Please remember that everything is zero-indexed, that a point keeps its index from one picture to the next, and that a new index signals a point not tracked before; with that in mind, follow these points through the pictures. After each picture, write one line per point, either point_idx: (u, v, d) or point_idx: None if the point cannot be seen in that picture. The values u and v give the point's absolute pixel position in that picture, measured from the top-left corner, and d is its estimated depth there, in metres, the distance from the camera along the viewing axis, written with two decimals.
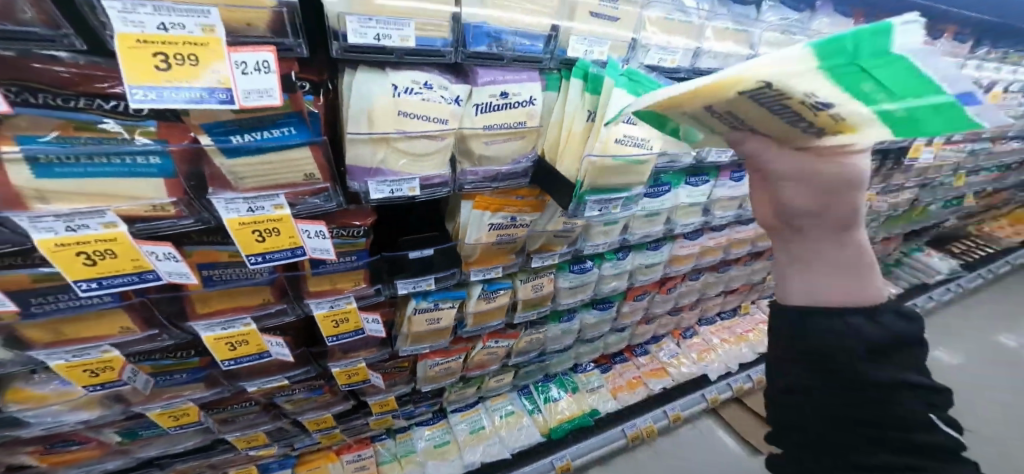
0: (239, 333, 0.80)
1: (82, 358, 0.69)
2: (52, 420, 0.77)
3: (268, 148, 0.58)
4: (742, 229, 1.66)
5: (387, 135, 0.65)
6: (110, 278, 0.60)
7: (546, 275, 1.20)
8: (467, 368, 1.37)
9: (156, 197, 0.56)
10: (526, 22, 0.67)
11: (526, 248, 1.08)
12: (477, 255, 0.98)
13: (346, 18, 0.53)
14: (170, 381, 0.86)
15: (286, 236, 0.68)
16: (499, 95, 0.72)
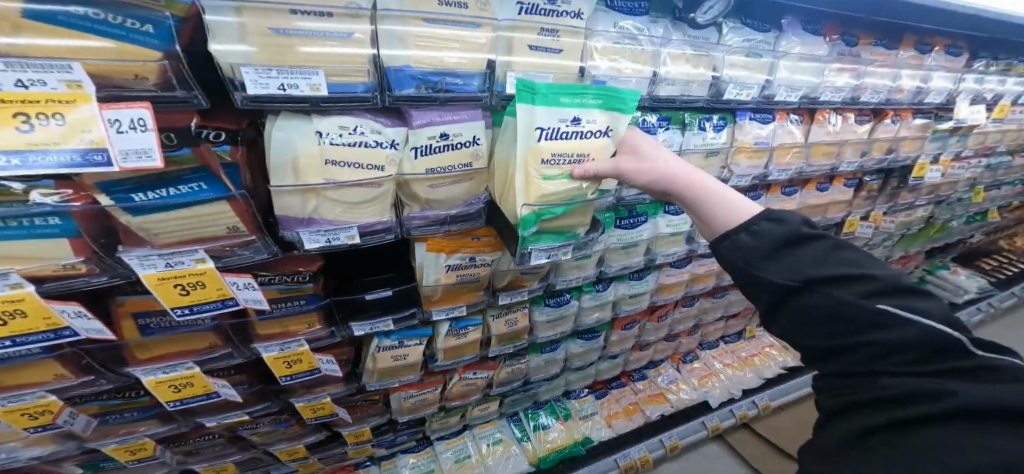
0: (182, 376, 0.71)
1: (17, 404, 0.62)
2: (6, 456, 0.71)
3: (177, 205, 0.53)
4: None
5: (314, 186, 0.58)
6: (24, 336, 0.55)
7: (520, 310, 1.09)
8: (448, 398, 1.26)
9: (62, 257, 0.51)
10: (456, 61, 0.60)
11: (494, 284, 0.97)
12: (439, 294, 0.88)
13: (240, 70, 0.48)
14: (121, 419, 0.80)
15: (212, 288, 0.61)
16: (438, 137, 0.64)
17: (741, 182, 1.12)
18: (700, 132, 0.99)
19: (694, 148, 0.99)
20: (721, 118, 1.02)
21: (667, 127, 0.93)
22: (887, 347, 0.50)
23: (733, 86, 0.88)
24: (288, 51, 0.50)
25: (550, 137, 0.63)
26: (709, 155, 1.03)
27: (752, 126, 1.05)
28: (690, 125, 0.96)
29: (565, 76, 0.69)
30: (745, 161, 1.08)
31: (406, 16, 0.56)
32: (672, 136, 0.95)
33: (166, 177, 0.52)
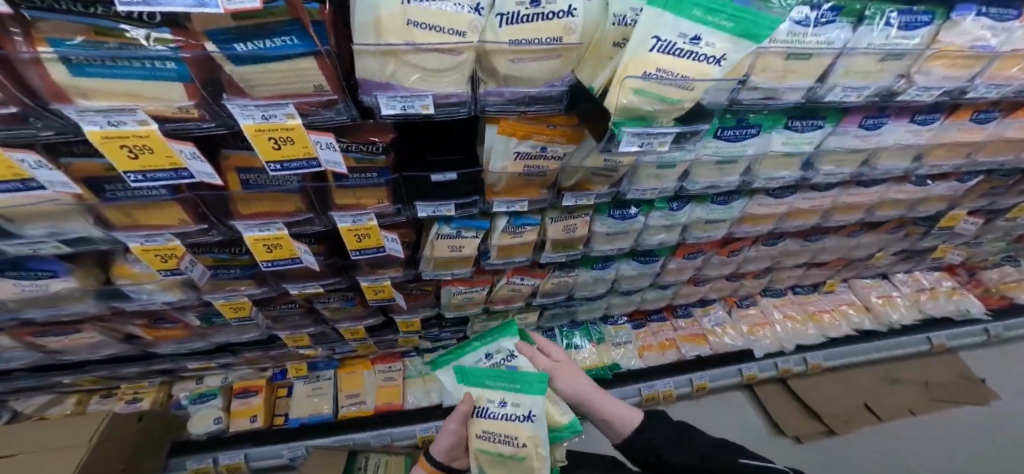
0: (273, 237, 0.77)
1: (153, 244, 0.70)
2: (148, 296, 0.90)
3: (273, 58, 0.45)
4: (860, 191, 1.20)
5: (393, 48, 0.53)
6: (154, 172, 0.56)
7: (581, 217, 1.07)
8: (492, 300, 1.34)
9: (176, 99, 0.48)
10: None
11: (559, 183, 0.93)
12: (503, 185, 0.87)
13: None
14: (229, 274, 0.89)
15: (300, 146, 0.57)
16: (529, 3, 0.56)
17: (922, 99, 0.81)
18: (883, 29, 0.70)
19: (871, 48, 0.71)
20: (929, 11, 0.70)
21: (834, 20, 0.68)
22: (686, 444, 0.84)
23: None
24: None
25: (664, 49, 0.54)
26: (886, 58, 0.73)
27: (977, 24, 0.72)
28: (871, 20, 0.68)
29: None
30: (941, 70, 0.76)
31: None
32: (840, 32, 0.69)
33: (254, 29, 0.42)
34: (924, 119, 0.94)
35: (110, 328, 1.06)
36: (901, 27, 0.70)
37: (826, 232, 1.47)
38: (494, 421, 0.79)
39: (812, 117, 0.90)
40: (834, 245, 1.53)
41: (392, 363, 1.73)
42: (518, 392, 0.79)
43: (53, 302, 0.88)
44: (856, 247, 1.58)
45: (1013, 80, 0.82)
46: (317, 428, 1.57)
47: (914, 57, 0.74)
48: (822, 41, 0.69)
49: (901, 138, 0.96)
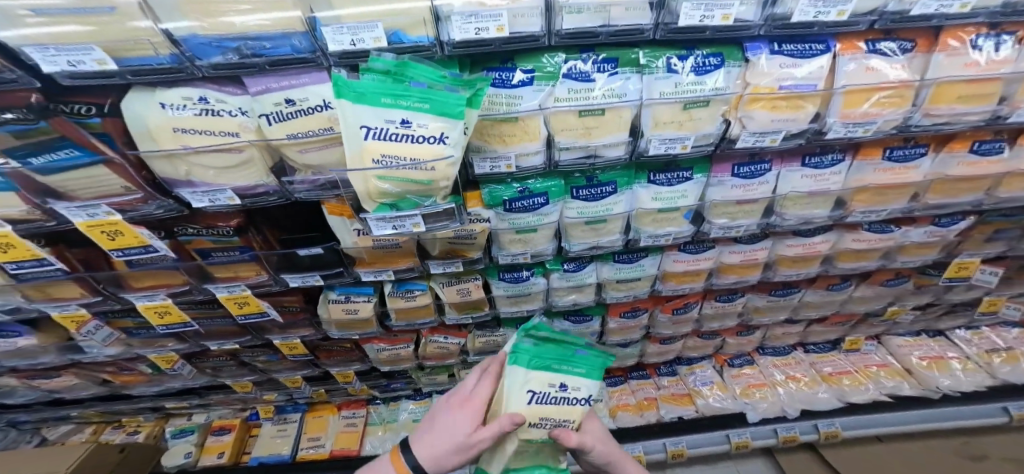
0: (160, 305, 0.93)
1: (65, 311, 0.89)
2: (96, 351, 1.11)
3: (67, 167, 0.59)
4: (800, 241, 1.10)
5: (173, 153, 0.60)
6: (22, 262, 0.73)
7: (472, 281, 1.08)
8: (422, 358, 1.39)
9: (16, 205, 0.64)
10: (252, 23, 0.50)
11: (427, 252, 0.95)
12: (367, 256, 0.91)
13: (25, 50, 0.48)
14: (146, 333, 1.09)
15: (131, 236, 0.71)
16: (285, 103, 0.58)
17: (754, 145, 0.74)
18: (671, 75, 0.68)
19: (667, 98, 0.68)
20: (718, 52, 0.69)
21: (614, 72, 0.68)
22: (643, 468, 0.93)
23: (689, 4, 0.56)
24: (101, 20, 0.47)
25: (378, 136, 0.56)
26: (691, 107, 0.70)
27: (774, 63, 0.67)
28: (651, 68, 0.67)
29: (416, 22, 0.55)
30: (765, 113, 0.70)
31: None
32: (630, 83, 0.68)
33: (41, 145, 0.56)
34: (813, 162, 0.87)
35: (86, 373, 1.31)
36: (693, 70, 0.68)
37: (793, 285, 1.36)
38: (550, 403, 0.77)
39: (674, 168, 0.86)
40: (815, 299, 1.41)
41: (356, 409, 1.78)
42: (580, 378, 0.78)
43: (29, 353, 1.08)
44: (852, 299, 1.46)
45: (873, 117, 0.72)
46: (272, 468, 1.61)
47: (731, 101, 0.71)
48: (609, 93, 0.68)
49: (800, 184, 0.88)
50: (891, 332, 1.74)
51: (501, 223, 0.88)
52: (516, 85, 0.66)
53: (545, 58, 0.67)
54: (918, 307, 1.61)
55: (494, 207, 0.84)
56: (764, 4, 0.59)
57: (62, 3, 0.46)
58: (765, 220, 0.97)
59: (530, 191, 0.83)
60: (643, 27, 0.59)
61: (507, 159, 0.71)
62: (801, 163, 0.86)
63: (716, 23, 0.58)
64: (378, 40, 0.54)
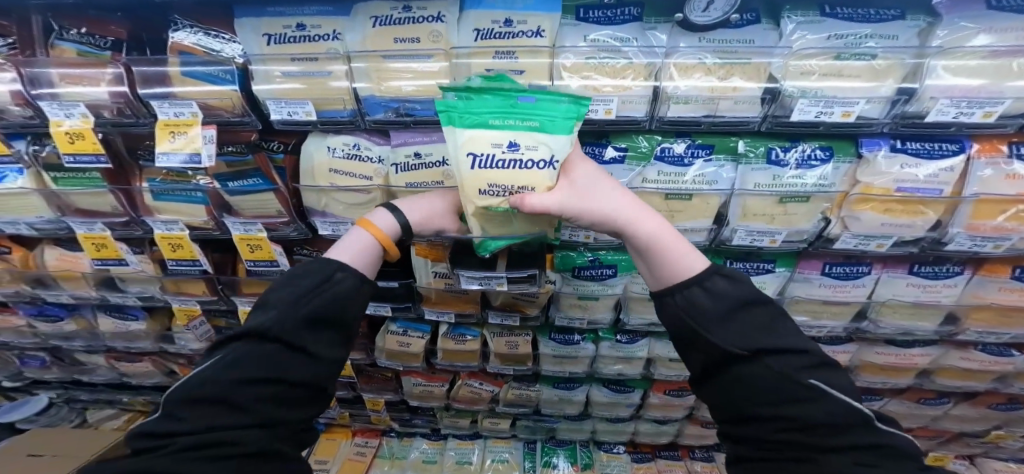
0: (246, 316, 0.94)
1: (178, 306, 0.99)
2: (187, 344, 1.21)
3: (251, 191, 0.67)
4: (890, 351, 1.06)
5: (323, 189, 0.66)
6: (181, 263, 0.82)
7: (522, 336, 1.27)
8: (454, 398, 1.67)
9: (199, 216, 0.72)
10: (409, 89, 0.55)
11: (490, 302, 1.11)
12: (434, 297, 1.08)
13: (267, 102, 0.56)
14: None
15: (266, 251, 0.76)
16: (413, 156, 0.65)
17: (857, 246, 0.72)
18: (767, 167, 0.69)
19: (762, 189, 0.69)
20: (828, 146, 0.68)
21: (708, 158, 0.71)
22: (819, 417, 0.42)
23: (806, 101, 0.57)
24: (319, 80, 0.55)
25: None
26: (788, 201, 0.70)
27: (886, 163, 0.64)
28: (748, 157, 0.69)
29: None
30: (874, 214, 0.67)
31: (364, 53, 0.53)
32: (725, 172, 0.71)
33: (238, 172, 0.65)
34: (924, 270, 0.80)
35: (162, 362, 1.41)
36: (799, 164, 0.68)
37: (874, 394, 1.29)
38: (500, 172, 0.49)
39: (755, 259, 0.86)
40: (899, 411, 1.32)
41: (369, 439, 1.94)
42: (532, 135, 0.49)
43: (133, 335, 1.22)
44: (947, 417, 1.35)
45: (1008, 232, 0.66)
46: None
47: (834, 199, 0.69)
48: (700, 178, 0.71)
49: (903, 292, 0.83)
50: (988, 456, 1.51)
51: (565, 286, 0.99)
52: (609, 161, 0.72)
53: (638, 139, 0.72)
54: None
55: (563, 271, 0.95)
56: (894, 102, 0.57)
57: (297, 69, 0.55)
58: (855, 325, 0.92)
59: (600, 262, 0.94)
60: (750, 119, 0.61)
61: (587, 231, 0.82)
62: (910, 269, 0.81)
63: (834, 119, 0.58)
64: None
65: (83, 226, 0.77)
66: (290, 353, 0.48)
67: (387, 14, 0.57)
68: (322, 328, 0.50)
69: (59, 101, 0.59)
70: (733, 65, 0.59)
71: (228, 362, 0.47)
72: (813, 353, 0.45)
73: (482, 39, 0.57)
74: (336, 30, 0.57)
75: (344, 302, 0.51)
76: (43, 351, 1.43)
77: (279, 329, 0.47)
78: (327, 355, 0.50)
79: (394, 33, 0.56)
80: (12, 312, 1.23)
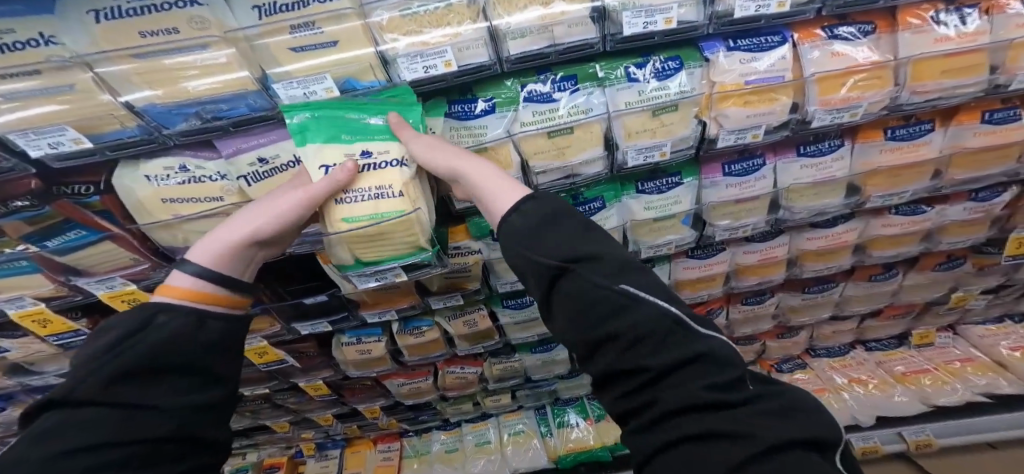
0: None
1: None
2: None
3: (78, 247, 0.60)
4: (819, 233, 1.09)
5: (167, 223, 0.61)
6: (64, 333, 0.77)
7: (476, 312, 1.25)
8: (443, 387, 1.68)
9: (43, 284, 0.65)
10: (204, 88, 0.49)
11: (428, 289, 1.08)
12: (368, 299, 1.04)
13: (9, 137, 0.47)
14: None
15: (150, 302, 0.72)
16: (257, 163, 0.60)
17: (739, 143, 0.71)
18: (633, 84, 0.67)
19: (634, 105, 0.67)
20: (676, 56, 0.66)
21: (574, 89, 0.68)
22: (633, 323, 0.43)
23: (629, 13, 0.55)
24: (72, 98, 0.46)
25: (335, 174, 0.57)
26: (661, 113, 0.68)
27: (733, 61, 0.65)
28: (610, 80, 0.67)
29: (365, 69, 0.56)
30: (737, 110, 0.66)
31: (109, 55, 0.45)
32: (593, 99, 0.68)
33: (49, 228, 0.58)
34: (813, 148, 0.81)
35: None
36: (655, 76, 0.66)
37: (828, 281, 1.37)
38: (364, 176, 0.57)
39: (662, 175, 0.85)
40: (856, 293, 1.40)
41: (391, 443, 1.97)
42: (385, 142, 0.58)
43: None
44: (904, 289, 1.45)
45: (855, 101, 0.66)
46: None
47: (701, 101, 0.67)
48: (575, 110, 0.68)
49: (800, 175, 0.83)
50: (946, 311, 1.61)
51: (493, 252, 0.97)
52: (480, 115, 0.68)
53: (501, 85, 0.69)
54: (989, 291, 1.57)
55: (481, 238, 0.93)
56: (704, 3, 0.55)
57: (28, 85, 0.45)
58: (773, 216, 0.93)
59: None
60: (592, 41, 0.59)
61: None
62: (797, 152, 0.82)
63: (660, 29, 0.56)
64: (330, 91, 0.56)
65: None
66: (130, 410, 0.42)
67: (110, 4, 0.44)
68: (169, 374, 0.46)
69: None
70: None
71: (35, 437, 0.39)
72: (614, 259, 0.48)
73: (268, 17, 0.50)
74: (44, 32, 0.44)
75: (184, 342, 0.48)
76: None
77: (92, 387, 0.41)
78: (182, 400, 0.46)
79: (133, 26, 0.46)
80: None
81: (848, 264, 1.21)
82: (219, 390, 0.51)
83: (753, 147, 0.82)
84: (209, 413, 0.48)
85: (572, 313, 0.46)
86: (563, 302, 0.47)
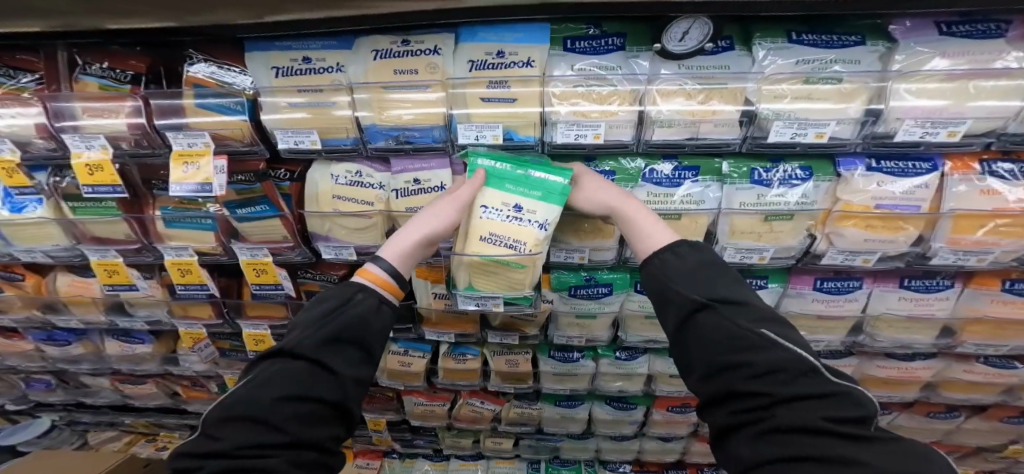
0: (259, 334, 0.98)
1: (193, 328, 1.00)
2: (191, 366, 1.20)
3: (255, 218, 0.72)
4: (890, 363, 1.08)
5: (326, 214, 0.70)
6: (189, 286, 0.84)
7: (522, 354, 1.28)
8: (455, 416, 1.66)
9: (208, 242, 0.77)
10: (410, 117, 0.62)
11: (491, 322, 1.12)
12: (435, 318, 1.09)
13: (274, 132, 0.62)
14: (233, 358, 1.16)
15: (272, 275, 0.80)
16: (411, 182, 0.69)
17: (843, 260, 0.74)
18: (756, 187, 0.71)
19: (744, 207, 0.72)
20: (807, 166, 0.70)
21: (694, 179, 0.73)
22: (721, 325, 0.50)
23: (781, 123, 0.57)
24: (323, 109, 0.61)
25: (492, 217, 0.65)
26: (773, 219, 0.72)
27: (869, 180, 0.66)
28: (732, 178, 0.72)
29: (527, 124, 0.63)
30: (857, 231, 0.70)
31: (366, 85, 0.61)
32: (709, 192, 0.73)
33: (246, 199, 0.71)
34: (911, 283, 0.86)
35: (165, 384, 1.42)
36: (780, 183, 0.70)
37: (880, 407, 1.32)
38: (502, 224, 0.65)
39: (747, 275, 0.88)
40: (908, 425, 1.34)
41: (371, 460, 1.93)
42: (534, 202, 0.65)
43: (139, 358, 1.21)
44: (959, 432, 1.37)
45: (988, 246, 0.69)
46: None
47: (818, 216, 0.72)
48: (688, 198, 0.73)
49: (895, 306, 0.87)
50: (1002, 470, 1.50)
51: (563, 305, 1.01)
52: None
53: (626, 161, 0.75)
54: None
55: (560, 291, 0.97)
56: (863, 123, 0.57)
57: (303, 99, 0.61)
58: (854, 338, 0.98)
59: (596, 281, 0.97)
60: (729, 141, 0.62)
61: (581, 252, 0.84)
62: (901, 283, 0.86)
63: (808, 141, 0.58)
64: (496, 138, 0.63)
65: (97, 252, 0.81)
66: (319, 372, 0.51)
67: (387, 48, 0.63)
68: (345, 346, 0.54)
69: (81, 134, 0.63)
70: (712, 90, 0.59)
71: (257, 382, 0.50)
72: (701, 263, 0.55)
73: (476, 69, 0.63)
74: (338, 63, 0.64)
75: (359, 322, 0.54)
76: (49, 373, 1.45)
77: (305, 347, 0.51)
78: (344, 375, 0.53)
79: (392, 66, 0.63)
80: (20, 337, 1.21)
81: (904, 394, 1.18)
82: (367, 370, 0.57)
83: (851, 270, 0.86)
84: (360, 391, 0.56)
85: (673, 309, 0.54)
86: (665, 299, 0.55)
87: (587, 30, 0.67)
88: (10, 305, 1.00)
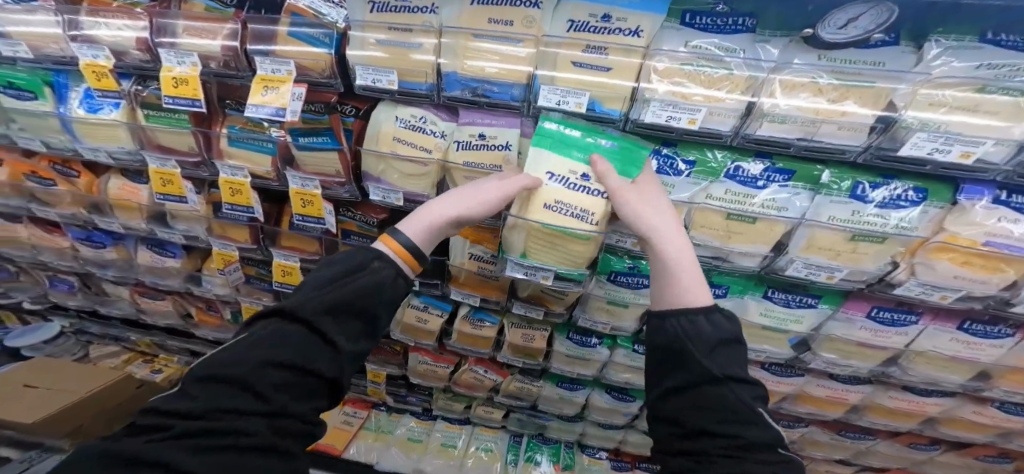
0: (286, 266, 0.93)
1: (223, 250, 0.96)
2: (207, 291, 1.17)
3: (316, 149, 0.67)
4: (906, 397, 1.06)
5: (383, 156, 0.65)
6: (234, 207, 0.79)
7: (540, 331, 1.26)
8: (454, 380, 1.66)
9: (264, 166, 0.72)
10: (492, 70, 0.56)
11: (518, 294, 1.08)
12: (465, 279, 1.07)
13: (354, 67, 0.57)
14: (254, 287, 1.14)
15: (317, 208, 0.74)
16: (476, 136, 0.63)
17: (918, 290, 0.71)
18: (853, 202, 0.66)
19: (829, 220, 0.67)
20: (923, 188, 0.64)
21: (784, 183, 0.68)
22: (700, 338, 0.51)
23: (924, 135, 0.52)
24: (405, 52, 0.56)
25: (560, 183, 0.60)
26: (860, 239, 0.67)
27: (986, 212, 0.62)
28: (831, 189, 0.66)
29: (614, 97, 0.56)
30: (952, 265, 0.65)
31: (459, 31, 0.55)
32: (796, 198, 0.68)
33: (311, 129, 0.65)
34: (969, 327, 0.82)
35: (179, 304, 1.40)
36: (879, 202, 0.65)
37: (869, 432, 1.32)
38: (570, 193, 0.60)
39: (800, 291, 0.85)
40: (892, 453, 1.36)
41: (358, 410, 1.93)
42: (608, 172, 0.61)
43: (164, 272, 1.18)
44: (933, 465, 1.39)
45: None
46: None
47: (910, 244, 0.67)
48: (770, 203, 0.68)
49: (944, 345, 0.84)
50: None
51: (598, 289, 0.98)
52: (677, 174, 0.70)
53: (710, 154, 0.69)
54: None
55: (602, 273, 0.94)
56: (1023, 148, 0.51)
57: (387, 37, 0.56)
58: (882, 368, 0.95)
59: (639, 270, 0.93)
60: (848, 148, 0.56)
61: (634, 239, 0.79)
62: (959, 325, 0.82)
63: (949, 159, 0.53)
64: (579, 106, 0.57)
65: (156, 159, 0.76)
66: (316, 341, 0.50)
67: None
68: (351, 317, 0.52)
69: (177, 49, 0.61)
70: (850, 88, 0.53)
71: (252, 343, 0.49)
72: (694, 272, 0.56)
73: (574, 30, 0.56)
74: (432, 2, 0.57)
75: (371, 291, 0.54)
76: (73, 275, 1.42)
77: (306, 311, 0.50)
78: (343, 347, 0.51)
79: (488, 13, 0.56)
80: (61, 233, 1.18)
81: (905, 426, 1.18)
82: (365, 345, 0.55)
83: (913, 304, 0.82)
84: (355, 366, 0.54)
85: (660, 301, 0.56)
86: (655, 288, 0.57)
87: (715, 5, 0.59)
88: (61, 199, 0.98)
